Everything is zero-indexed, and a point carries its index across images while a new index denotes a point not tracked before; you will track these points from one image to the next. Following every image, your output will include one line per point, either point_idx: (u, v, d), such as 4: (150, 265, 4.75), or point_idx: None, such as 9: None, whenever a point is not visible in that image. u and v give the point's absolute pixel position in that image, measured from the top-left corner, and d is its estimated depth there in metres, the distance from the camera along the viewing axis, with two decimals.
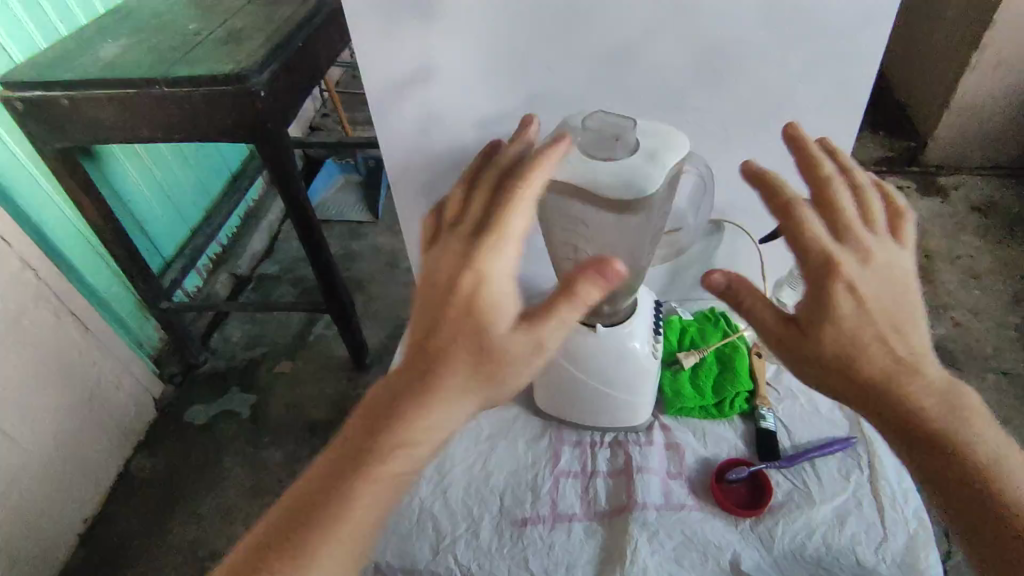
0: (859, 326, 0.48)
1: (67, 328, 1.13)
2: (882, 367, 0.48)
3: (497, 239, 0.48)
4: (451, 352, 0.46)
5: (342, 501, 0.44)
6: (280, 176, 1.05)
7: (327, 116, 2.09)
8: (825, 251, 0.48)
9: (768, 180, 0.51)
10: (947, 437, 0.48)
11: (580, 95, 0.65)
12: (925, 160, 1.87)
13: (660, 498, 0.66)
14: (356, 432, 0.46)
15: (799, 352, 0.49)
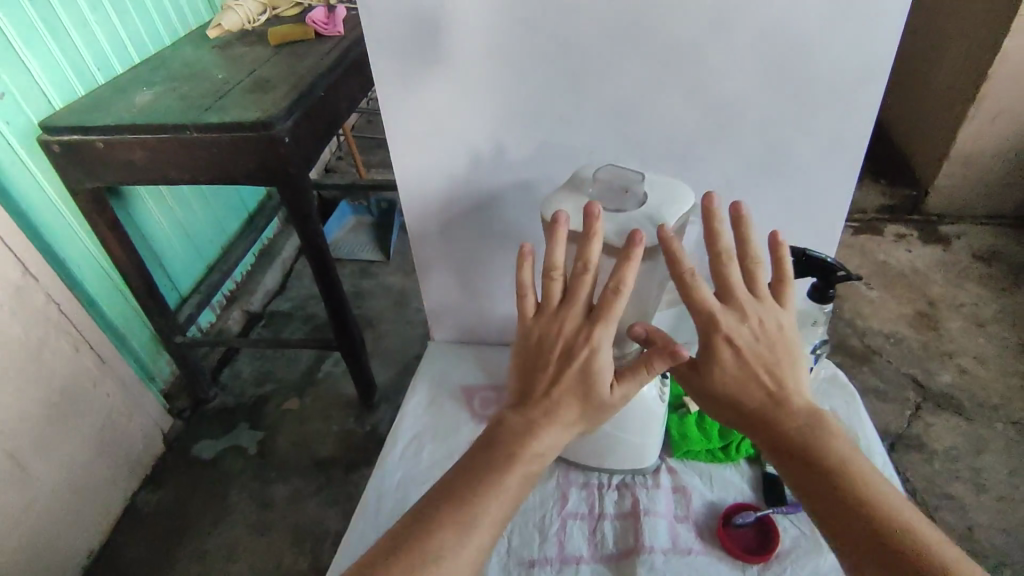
0: (734, 368, 0.53)
1: (85, 360, 1.15)
2: (760, 405, 0.53)
3: (607, 322, 0.53)
4: (565, 405, 0.54)
5: (472, 508, 0.50)
6: (299, 218, 1.09)
7: (342, 159, 2.16)
8: (703, 309, 0.53)
9: (671, 249, 0.54)
10: (828, 471, 0.50)
11: (589, 147, 0.69)
12: (926, 210, 1.91)
13: (667, 541, 0.66)
14: (473, 463, 0.53)
15: (696, 388, 0.56)
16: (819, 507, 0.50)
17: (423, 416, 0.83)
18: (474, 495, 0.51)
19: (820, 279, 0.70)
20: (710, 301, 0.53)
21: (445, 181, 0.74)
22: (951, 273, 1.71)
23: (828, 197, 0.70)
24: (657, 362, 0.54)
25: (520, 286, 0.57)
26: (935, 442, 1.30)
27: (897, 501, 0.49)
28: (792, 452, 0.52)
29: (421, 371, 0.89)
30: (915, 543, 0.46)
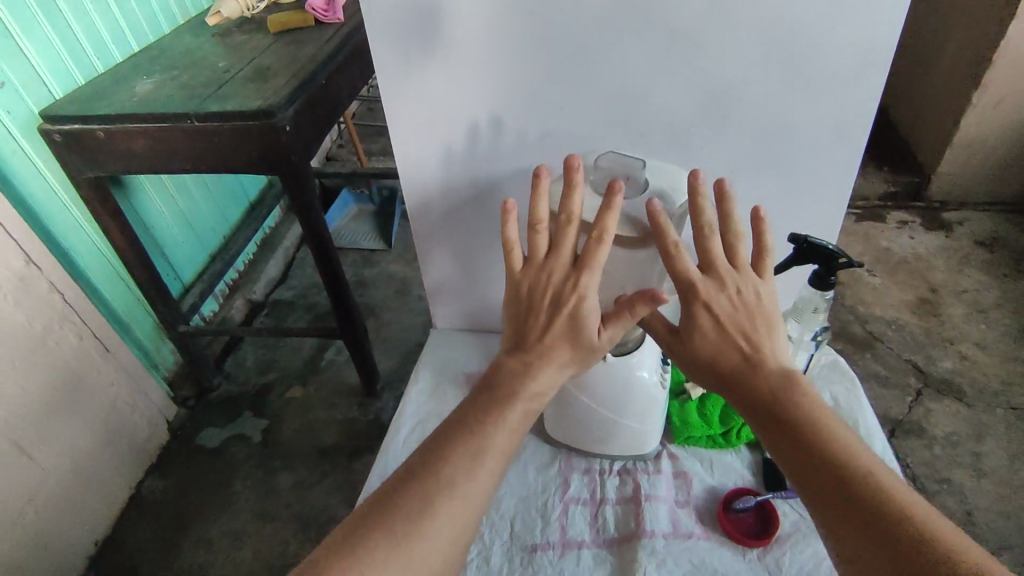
0: (712, 334, 0.54)
1: (88, 349, 1.16)
2: (736, 369, 0.54)
3: (591, 268, 0.54)
4: (557, 347, 0.54)
5: (480, 441, 0.50)
6: (302, 208, 1.09)
7: (343, 147, 2.16)
8: (682, 277, 0.54)
9: (656, 219, 0.54)
10: (803, 432, 0.50)
11: (591, 134, 0.69)
12: (929, 196, 1.90)
13: (668, 525, 0.67)
14: (469, 408, 0.52)
15: (677, 355, 0.57)
16: (794, 467, 0.49)
17: (425, 404, 0.83)
18: (481, 430, 0.51)
19: (822, 266, 0.69)
20: (690, 269, 0.54)
21: (445, 168, 0.74)
22: (953, 259, 1.71)
23: (829, 184, 0.70)
24: (640, 306, 0.53)
25: (507, 241, 0.58)
26: (935, 428, 1.31)
27: (872, 457, 0.48)
28: (768, 414, 0.52)
29: (423, 359, 0.90)
30: (888, 495, 0.45)
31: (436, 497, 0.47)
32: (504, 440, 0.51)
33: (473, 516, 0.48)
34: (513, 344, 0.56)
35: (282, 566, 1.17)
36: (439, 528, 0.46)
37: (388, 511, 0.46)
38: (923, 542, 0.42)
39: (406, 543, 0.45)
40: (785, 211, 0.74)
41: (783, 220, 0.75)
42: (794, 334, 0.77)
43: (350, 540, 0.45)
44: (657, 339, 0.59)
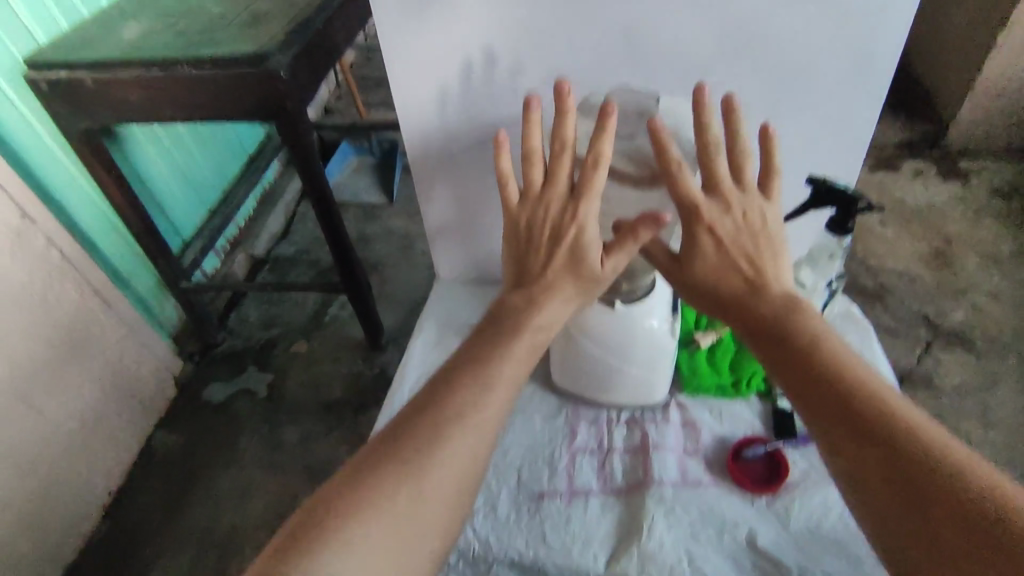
0: (714, 258, 0.54)
1: (90, 306, 1.15)
2: (737, 293, 0.53)
3: (588, 196, 0.53)
4: (560, 284, 0.54)
5: (487, 374, 0.50)
6: (301, 159, 1.06)
7: (341, 99, 2.09)
8: (685, 200, 0.52)
9: (658, 139, 0.51)
10: (804, 347, 0.49)
11: (602, 70, 0.65)
12: (947, 144, 1.84)
13: (676, 474, 0.66)
14: (475, 346, 0.52)
15: (678, 281, 0.56)
16: (794, 386, 0.49)
17: (430, 355, 0.82)
18: (488, 364, 0.50)
19: (840, 211, 0.67)
20: (693, 191, 0.52)
21: (448, 111, 0.71)
22: (969, 209, 1.66)
23: (850, 123, 0.67)
24: (642, 230, 0.54)
25: (501, 174, 0.57)
26: (944, 379, 1.30)
27: (872, 372, 0.48)
28: (768, 336, 0.51)
29: (427, 310, 0.88)
30: (888, 405, 0.44)
31: (447, 429, 0.46)
32: (511, 374, 0.50)
33: (485, 448, 0.48)
34: (517, 278, 0.56)
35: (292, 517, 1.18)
36: (451, 460, 0.46)
37: (398, 445, 0.46)
38: (924, 446, 0.42)
39: (418, 476, 0.44)
40: (803, 151, 0.70)
41: (800, 162, 0.72)
42: (808, 283, 0.72)
43: (356, 474, 0.44)
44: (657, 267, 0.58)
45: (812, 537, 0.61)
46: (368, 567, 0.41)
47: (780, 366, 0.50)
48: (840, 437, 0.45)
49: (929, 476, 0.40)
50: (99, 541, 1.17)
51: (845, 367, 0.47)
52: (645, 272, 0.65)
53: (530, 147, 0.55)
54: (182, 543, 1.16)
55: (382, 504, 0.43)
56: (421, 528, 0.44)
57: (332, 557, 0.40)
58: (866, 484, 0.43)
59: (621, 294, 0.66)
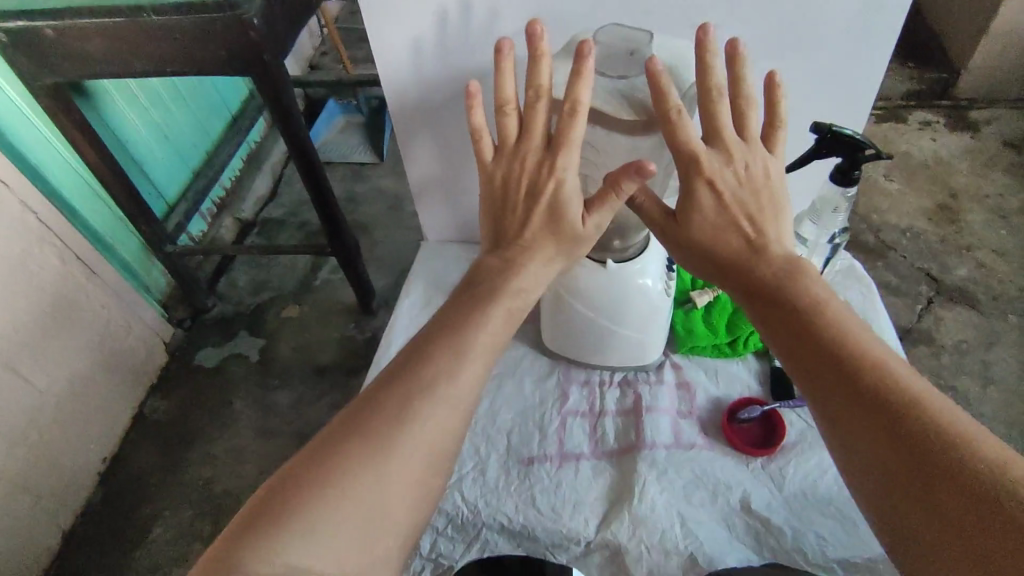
0: (712, 217, 0.50)
1: (73, 271, 1.12)
2: (736, 255, 0.50)
3: (567, 149, 0.50)
4: (541, 242, 0.53)
5: (462, 342, 0.47)
6: (282, 114, 1.01)
7: (327, 55, 2.01)
8: (686, 150, 0.48)
9: (658, 82, 0.47)
10: (805, 312, 0.47)
11: (593, 9, 0.59)
12: (955, 94, 1.77)
13: (670, 437, 0.65)
14: (453, 309, 0.50)
15: (671, 240, 0.53)
16: (793, 353, 0.46)
17: (417, 317, 0.80)
18: (464, 333, 0.48)
19: (845, 158, 0.63)
20: (695, 142, 0.48)
21: (428, 56, 0.66)
22: (976, 162, 1.61)
23: (858, 65, 0.62)
24: (625, 182, 0.49)
25: (474, 129, 0.54)
26: (944, 336, 1.28)
27: (877, 338, 0.45)
28: (768, 301, 0.49)
29: (415, 271, 0.85)
30: (893, 373, 0.42)
31: (419, 400, 0.44)
32: (486, 343, 0.48)
33: (460, 421, 0.46)
34: (495, 238, 0.55)
35: None
36: (423, 433, 0.44)
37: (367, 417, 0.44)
38: (929, 416, 0.39)
39: (389, 450, 0.42)
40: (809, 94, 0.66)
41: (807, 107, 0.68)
42: (811, 235, 0.72)
43: (328, 440, 0.43)
44: (649, 224, 0.54)
45: (807, 499, 0.60)
46: (334, 545, 0.40)
47: (779, 332, 0.48)
48: (841, 407, 0.42)
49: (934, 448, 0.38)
50: (95, 506, 1.17)
51: (848, 334, 0.44)
52: (637, 228, 0.63)
53: (503, 98, 0.52)
54: (178, 508, 1.16)
55: (348, 480, 0.41)
56: (391, 505, 0.42)
57: (295, 534, 0.39)
58: (866, 455, 0.41)
59: (613, 252, 0.64)
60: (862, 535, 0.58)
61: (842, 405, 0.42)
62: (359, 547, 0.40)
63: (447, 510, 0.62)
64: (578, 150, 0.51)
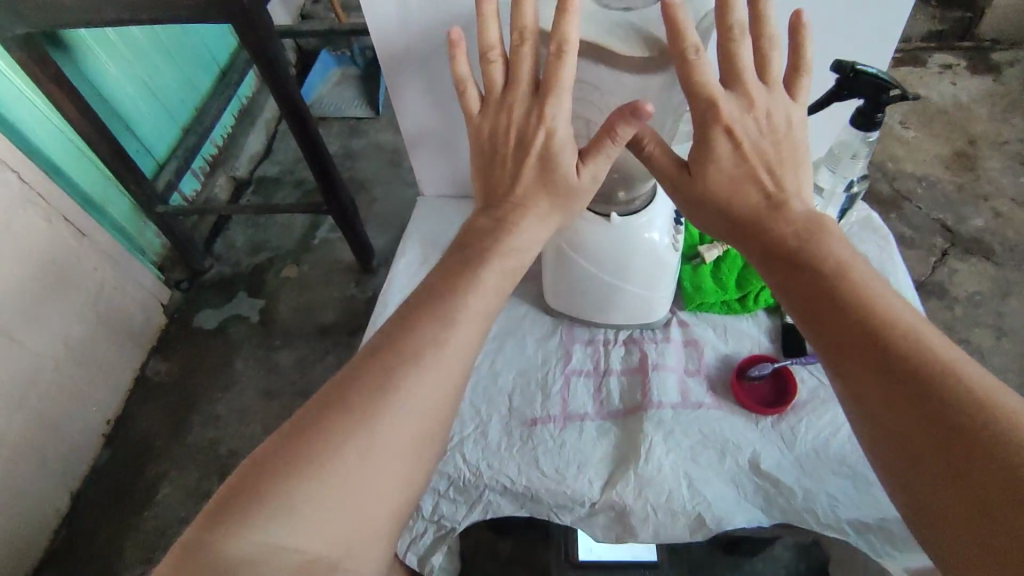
0: (730, 169, 0.47)
1: (60, 234, 1.09)
2: (752, 211, 0.47)
3: (555, 92, 0.47)
4: (533, 201, 0.49)
5: (452, 308, 0.45)
6: (267, 64, 0.96)
7: (318, 3, 1.92)
8: (703, 96, 0.45)
9: (673, 19, 0.43)
10: (827, 273, 0.44)
11: None
12: (978, 34, 1.69)
13: (676, 396, 0.63)
14: (445, 272, 0.47)
15: (682, 195, 0.49)
16: (810, 316, 0.44)
17: (415, 276, 0.77)
18: (454, 297, 0.45)
19: (867, 101, 0.58)
20: (713, 87, 0.44)
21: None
22: (998, 106, 1.54)
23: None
24: (621, 127, 0.46)
25: (459, 79, 0.51)
26: (958, 288, 1.25)
27: (902, 302, 0.43)
28: (786, 260, 0.46)
29: (411, 228, 0.82)
30: (919, 341, 0.40)
31: (404, 370, 0.42)
32: (477, 308, 0.46)
33: (452, 389, 0.43)
34: (487, 194, 0.52)
35: None
36: (412, 405, 0.42)
37: (349, 390, 0.42)
38: (954, 387, 0.37)
39: (374, 421, 0.40)
40: (834, 23, 0.61)
41: (831, 39, 0.63)
42: (826, 185, 0.67)
43: (311, 415, 0.41)
44: (659, 176, 0.50)
45: (818, 458, 0.58)
46: (318, 521, 0.38)
47: (798, 294, 0.45)
48: (865, 373, 0.40)
49: (959, 420, 0.36)
50: (101, 467, 1.17)
51: (872, 296, 0.42)
52: (643, 179, 0.60)
53: (487, 44, 0.49)
54: (183, 469, 1.17)
55: (332, 456, 0.39)
56: (379, 479, 0.40)
57: (276, 513, 0.37)
58: (884, 425, 0.39)
59: (618, 204, 0.60)
60: (874, 494, 0.56)
61: (862, 373, 0.41)
62: (348, 525, 0.39)
63: (448, 472, 0.61)
64: (568, 96, 0.47)
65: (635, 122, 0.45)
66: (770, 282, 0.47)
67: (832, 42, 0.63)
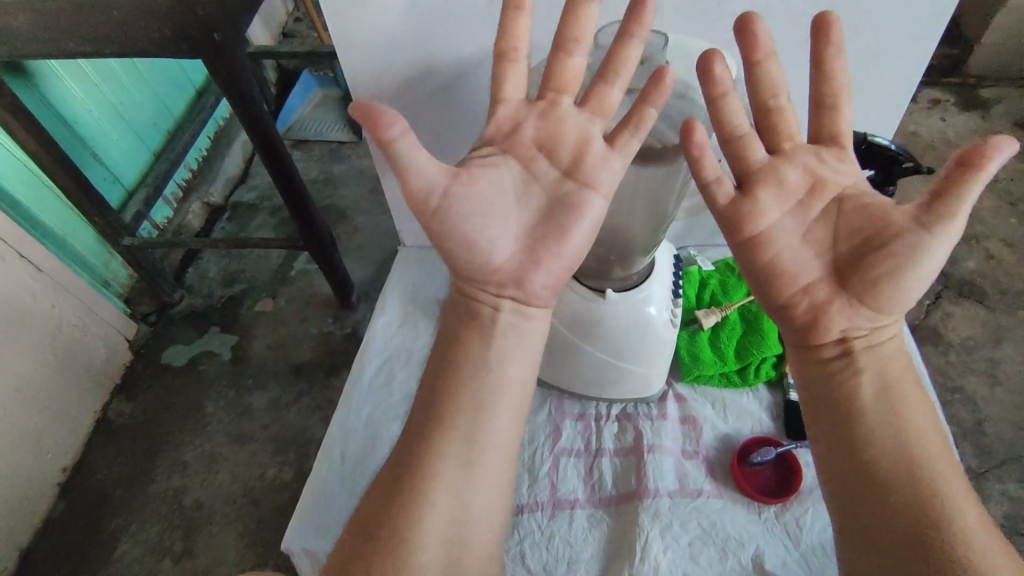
0: (890, 269, 0.44)
1: (13, 271, 1.02)
2: (832, 296, 0.47)
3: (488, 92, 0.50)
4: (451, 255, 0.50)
5: (437, 418, 0.49)
6: (239, 99, 0.89)
7: (301, 21, 1.87)
8: (958, 208, 0.41)
9: (751, 28, 0.46)
10: (912, 425, 0.45)
11: None
12: (966, 69, 1.68)
13: (674, 483, 0.58)
14: (428, 377, 0.51)
15: (893, 259, 0.44)
16: (851, 400, 0.46)
17: (392, 339, 0.73)
18: (445, 402, 0.49)
19: (879, 172, 0.55)
20: (967, 209, 0.41)
21: (406, 27, 0.60)
22: None
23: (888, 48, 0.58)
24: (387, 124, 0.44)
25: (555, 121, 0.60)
26: (951, 333, 1.23)
27: (948, 463, 0.45)
28: (836, 343, 0.47)
29: (390, 282, 0.77)
30: (942, 467, 0.44)
31: (408, 486, 0.47)
32: (467, 404, 0.49)
33: (447, 499, 0.47)
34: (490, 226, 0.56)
35: (263, 489, 1.12)
36: (428, 514, 0.46)
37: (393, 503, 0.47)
38: (964, 520, 0.42)
39: (400, 534, 0.45)
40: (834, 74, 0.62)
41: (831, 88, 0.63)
42: None
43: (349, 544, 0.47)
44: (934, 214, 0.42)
45: (827, 556, 0.54)
46: None
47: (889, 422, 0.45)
48: (909, 525, 0.42)
49: (960, 552, 0.41)
50: (55, 519, 1.10)
51: (941, 471, 0.44)
52: (642, 253, 0.58)
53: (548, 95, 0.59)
54: (145, 522, 1.09)
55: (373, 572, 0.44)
56: None
57: None
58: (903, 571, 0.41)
59: (614, 279, 0.58)
60: None
61: (887, 475, 0.44)
62: None
63: None
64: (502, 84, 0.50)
65: (384, 111, 0.42)
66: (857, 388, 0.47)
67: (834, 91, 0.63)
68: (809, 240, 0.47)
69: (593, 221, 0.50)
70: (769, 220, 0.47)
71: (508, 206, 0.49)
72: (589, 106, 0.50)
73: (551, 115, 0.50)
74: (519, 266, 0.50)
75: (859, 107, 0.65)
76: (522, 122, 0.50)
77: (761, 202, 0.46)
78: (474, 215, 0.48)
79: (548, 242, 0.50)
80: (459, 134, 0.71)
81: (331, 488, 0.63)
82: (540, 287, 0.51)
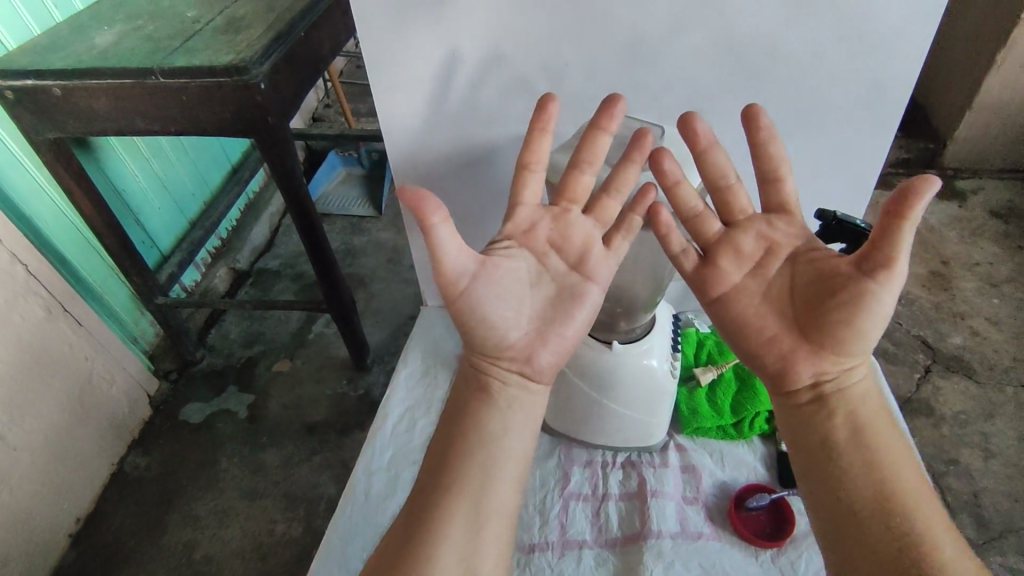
0: (845, 317, 0.52)
1: (57, 323, 1.09)
2: (796, 346, 0.55)
3: (524, 175, 0.58)
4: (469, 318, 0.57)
5: (462, 464, 0.54)
6: (283, 175, 0.97)
7: (330, 107, 2.05)
8: (896, 253, 0.49)
9: (693, 126, 0.56)
10: (886, 463, 0.52)
11: (600, 80, 0.66)
12: (942, 163, 1.82)
13: (676, 526, 0.63)
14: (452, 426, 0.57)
15: (844, 308, 0.52)
16: (826, 440, 0.54)
17: (414, 389, 0.79)
18: (463, 448, 0.55)
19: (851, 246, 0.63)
20: (903, 256, 0.50)
21: (443, 120, 0.71)
22: (967, 230, 1.64)
23: (845, 136, 0.69)
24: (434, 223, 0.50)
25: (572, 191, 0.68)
26: (943, 407, 1.27)
27: (924, 499, 0.51)
28: (809, 388, 0.55)
29: (413, 339, 0.84)
30: (918, 498, 0.50)
31: (432, 525, 0.52)
32: (490, 452, 0.54)
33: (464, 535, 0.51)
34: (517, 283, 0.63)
35: (271, 545, 1.13)
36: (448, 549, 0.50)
37: (421, 542, 0.51)
38: (937, 547, 0.48)
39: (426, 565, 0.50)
40: (800, 151, 0.71)
41: (798, 163, 0.72)
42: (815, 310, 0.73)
43: None
44: (876, 262, 0.50)
45: None
46: None
47: (862, 461, 0.52)
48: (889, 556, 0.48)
49: None
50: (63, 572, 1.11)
51: (918, 507, 0.50)
52: (644, 310, 0.66)
53: None
54: None
55: None
56: None
57: None
58: None
59: (619, 333, 0.65)
60: None
61: (863, 511, 0.50)
62: None
63: None
64: (530, 171, 0.58)
65: (434, 203, 0.49)
66: (831, 429, 0.54)
67: (801, 169, 0.73)
68: (766, 298, 0.56)
69: (592, 309, 0.58)
70: (730, 283, 0.57)
71: (520, 291, 0.57)
72: (593, 214, 0.59)
73: (561, 219, 0.58)
74: (527, 343, 0.57)
75: (827, 191, 0.75)
76: (537, 223, 0.58)
77: (721, 268, 0.57)
78: (492, 285, 0.55)
79: (553, 321, 0.57)
80: (483, 210, 0.80)
81: (354, 524, 0.67)
82: (546, 362, 0.57)
